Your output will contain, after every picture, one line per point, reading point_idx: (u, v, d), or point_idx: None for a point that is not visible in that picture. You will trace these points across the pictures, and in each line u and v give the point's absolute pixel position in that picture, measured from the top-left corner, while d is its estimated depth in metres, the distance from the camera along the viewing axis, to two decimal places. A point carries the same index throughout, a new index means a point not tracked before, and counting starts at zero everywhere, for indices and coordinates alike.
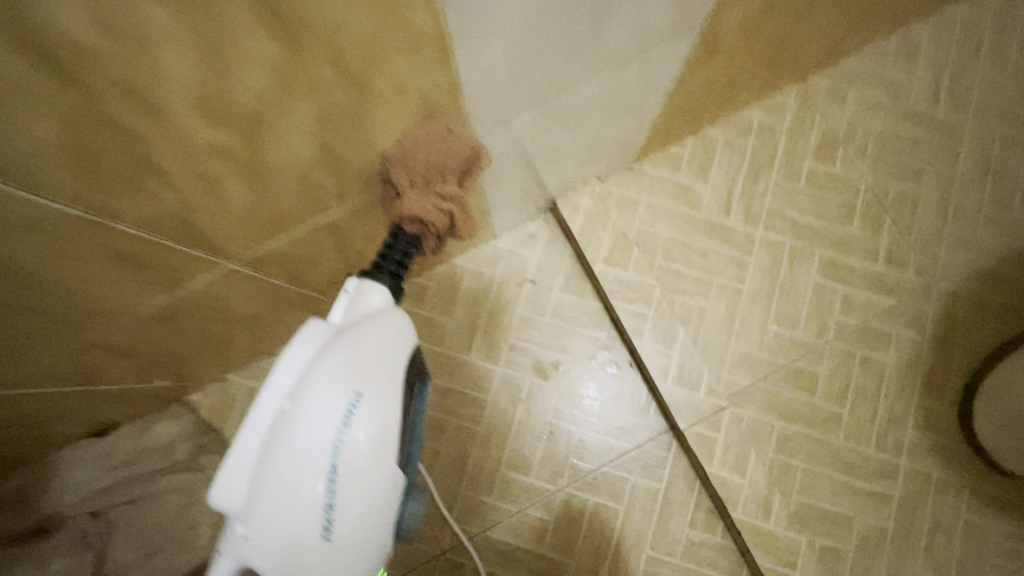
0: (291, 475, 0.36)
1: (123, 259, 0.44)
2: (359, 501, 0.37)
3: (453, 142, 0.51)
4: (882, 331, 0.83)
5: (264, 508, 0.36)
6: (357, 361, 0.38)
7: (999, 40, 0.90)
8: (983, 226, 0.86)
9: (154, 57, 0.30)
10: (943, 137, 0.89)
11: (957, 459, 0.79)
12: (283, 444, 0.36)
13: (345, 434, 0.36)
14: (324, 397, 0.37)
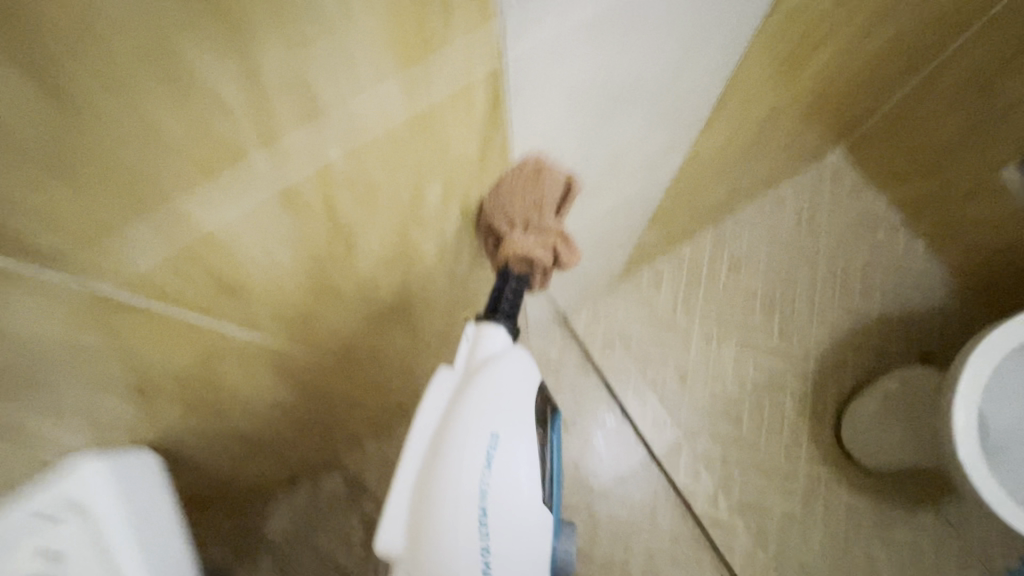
0: (452, 511, 0.46)
1: (359, 399, 0.88)
2: (509, 526, 0.48)
3: (548, 186, 0.52)
4: (780, 383, 1.30)
5: (432, 535, 0.46)
6: (493, 413, 0.49)
7: (834, 191, 1.43)
8: (838, 310, 1.35)
9: (389, 217, 0.44)
10: (808, 255, 1.39)
11: (836, 462, 1.25)
12: (444, 482, 0.46)
13: (491, 471, 0.47)
14: (472, 443, 0.47)
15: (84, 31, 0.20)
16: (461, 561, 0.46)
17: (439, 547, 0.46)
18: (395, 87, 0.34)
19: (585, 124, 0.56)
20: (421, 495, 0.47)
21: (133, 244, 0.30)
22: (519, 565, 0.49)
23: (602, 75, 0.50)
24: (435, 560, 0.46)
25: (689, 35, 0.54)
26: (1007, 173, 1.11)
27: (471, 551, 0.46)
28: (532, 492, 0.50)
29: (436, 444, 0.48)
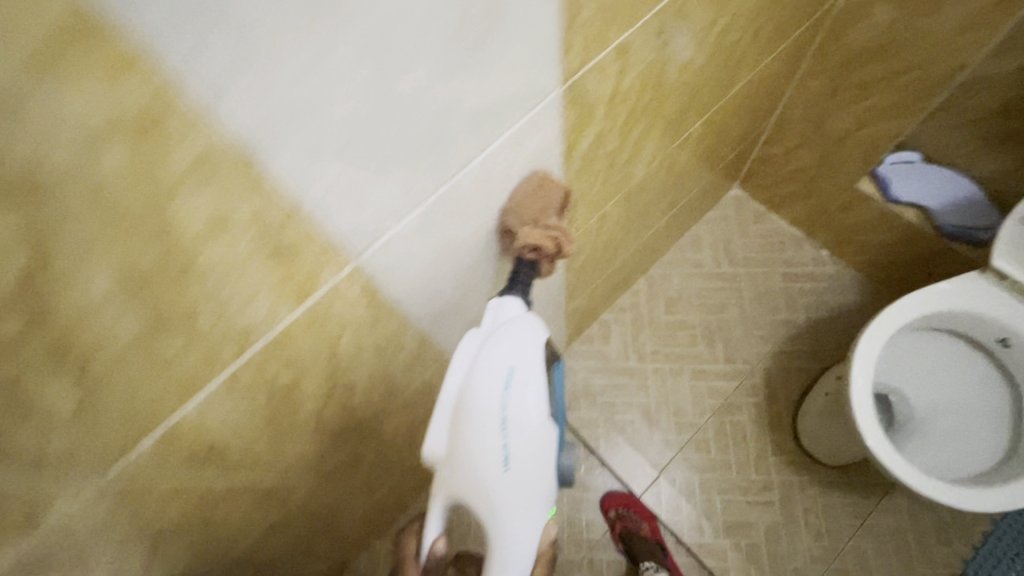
0: (477, 422, 0.57)
1: (364, 501, 1.00)
2: (523, 433, 0.57)
3: (553, 191, 0.61)
4: (735, 403, 1.42)
5: (465, 438, 0.57)
6: (507, 347, 0.58)
7: (742, 220, 1.60)
8: (771, 324, 1.49)
9: (330, 380, 0.60)
10: (732, 283, 1.55)
11: (804, 464, 1.34)
12: (471, 397, 0.57)
13: (508, 395, 0.56)
14: (490, 368, 0.57)
15: (81, 334, 0.36)
16: (485, 463, 0.56)
17: (470, 450, 0.57)
18: (294, 308, 0.48)
19: (483, 270, 0.69)
20: (458, 411, 0.58)
21: (139, 444, 0.46)
22: (533, 474, 0.58)
23: (476, 243, 0.63)
24: (466, 458, 0.57)
25: None
26: (863, 186, 1.30)
27: (491, 455, 0.56)
28: (540, 413, 0.58)
29: (467, 371, 0.59)
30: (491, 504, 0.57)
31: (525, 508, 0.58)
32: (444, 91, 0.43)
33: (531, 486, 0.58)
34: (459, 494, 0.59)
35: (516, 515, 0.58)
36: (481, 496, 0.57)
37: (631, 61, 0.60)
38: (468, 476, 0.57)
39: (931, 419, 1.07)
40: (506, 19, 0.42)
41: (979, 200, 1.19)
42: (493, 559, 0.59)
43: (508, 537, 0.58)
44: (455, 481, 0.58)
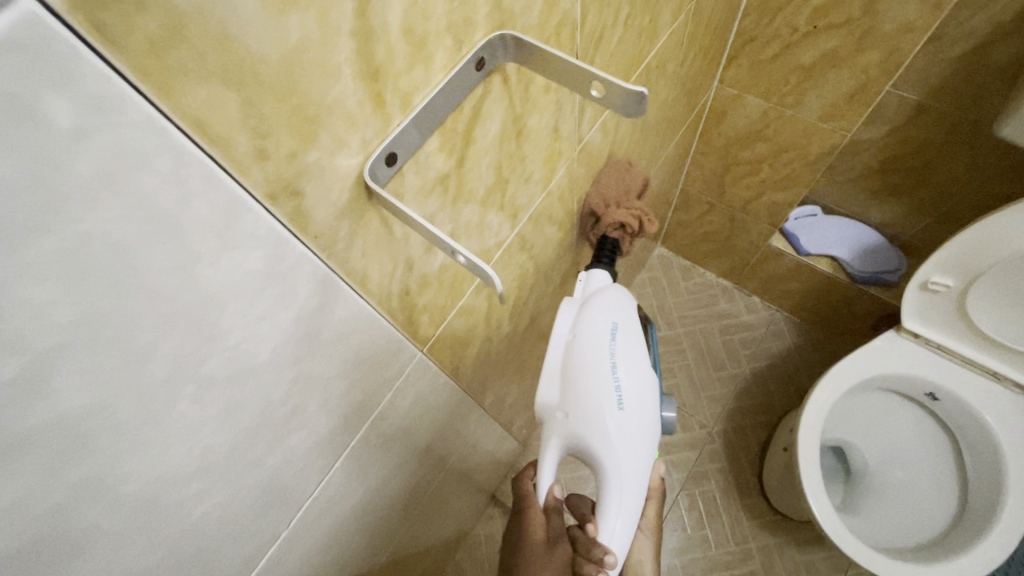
0: (588, 367, 0.51)
1: None
2: (635, 376, 0.52)
3: (631, 180, 0.67)
4: (700, 472, 1.40)
5: (578, 386, 0.51)
6: (605, 303, 0.55)
7: (671, 278, 1.61)
8: (719, 382, 1.49)
9: None
10: (674, 346, 1.54)
11: (778, 524, 1.33)
12: (581, 348, 0.52)
13: (616, 342, 0.52)
14: (595, 322, 0.53)
15: None
16: (598, 407, 0.50)
17: (582, 397, 0.51)
18: None
19: (385, 502, 0.62)
20: (567, 366, 0.52)
21: None
22: (646, 419, 0.52)
23: (372, 495, 0.56)
24: (581, 408, 0.51)
25: (442, 410, 0.62)
26: (774, 243, 1.32)
27: (607, 401, 0.50)
28: (645, 362, 0.53)
29: (573, 326, 0.54)
30: (608, 447, 0.51)
31: (641, 454, 0.52)
32: (255, 480, 0.35)
33: (645, 432, 0.52)
34: (574, 441, 0.53)
35: (633, 460, 0.52)
36: (599, 441, 0.51)
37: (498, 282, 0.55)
38: (584, 420, 0.51)
39: (884, 471, 1.10)
40: (314, 392, 0.36)
41: (879, 244, 1.23)
42: (611, 506, 0.53)
43: (629, 483, 0.52)
44: (570, 426, 0.52)
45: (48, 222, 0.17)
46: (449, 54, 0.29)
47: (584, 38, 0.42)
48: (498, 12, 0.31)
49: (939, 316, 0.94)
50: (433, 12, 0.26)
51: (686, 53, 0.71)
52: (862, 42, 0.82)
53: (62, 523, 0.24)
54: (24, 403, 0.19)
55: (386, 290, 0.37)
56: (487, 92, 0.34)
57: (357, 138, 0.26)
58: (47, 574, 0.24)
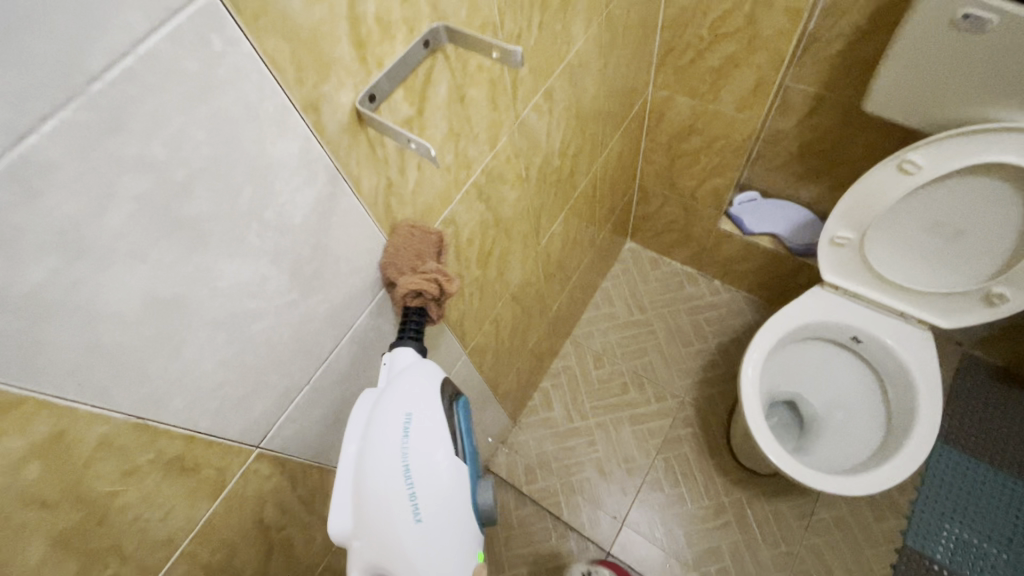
0: (381, 476, 0.53)
1: None
2: (431, 475, 0.54)
3: (422, 240, 0.61)
4: (675, 436, 1.54)
5: (372, 501, 0.53)
6: (400, 400, 0.57)
7: (642, 269, 1.79)
8: (688, 356, 1.64)
9: (272, 550, 0.65)
10: (647, 327, 1.70)
11: (748, 479, 1.46)
12: (373, 458, 0.54)
13: (407, 444, 0.54)
14: (386, 426, 0.55)
15: None
16: (393, 521, 0.52)
17: (377, 512, 0.53)
18: (212, 503, 0.53)
19: None
20: (360, 478, 0.55)
21: None
22: (448, 514, 0.54)
23: None
24: (379, 524, 0.53)
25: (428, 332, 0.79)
26: (723, 226, 1.50)
27: (403, 510, 0.52)
28: (445, 454, 0.56)
29: (365, 435, 0.56)
30: (410, 561, 0.52)
31: (447, 556, 0.54)
32: (292, 319, 0.52)
33: (449, 528, 0.54)
34: (375, 557, 0.54)
35: (439, 566, 0.53)
36: (399, 556, 0.52)
37: (462, 224, 0.74)
38: (382, 536, 0.53)
39: (829, 414, 1.24)
40: (329, 262, 0.53)
41: (811, 220, 1.42)
42: None
43: None
44: (368, 545, 0.54)
45: (209, 96, 0.35)
46: (406, 36, 0.48)
47: (505, 35, 0.61)
48: (436, 12, 0.50)
49: (848, 266, 1.11)
50: (394, 8, 0.46)
51: (608, 56, 0.92)
52: (751, 46, 1.01)
53: (192, 287, 0.41)
54: (184, 196, 0.37)
55: (376, 197, 0.55)
56: (434, 64, 0.53)
57: (351, 82, 0.45)
58: (179, 324, 0.41)
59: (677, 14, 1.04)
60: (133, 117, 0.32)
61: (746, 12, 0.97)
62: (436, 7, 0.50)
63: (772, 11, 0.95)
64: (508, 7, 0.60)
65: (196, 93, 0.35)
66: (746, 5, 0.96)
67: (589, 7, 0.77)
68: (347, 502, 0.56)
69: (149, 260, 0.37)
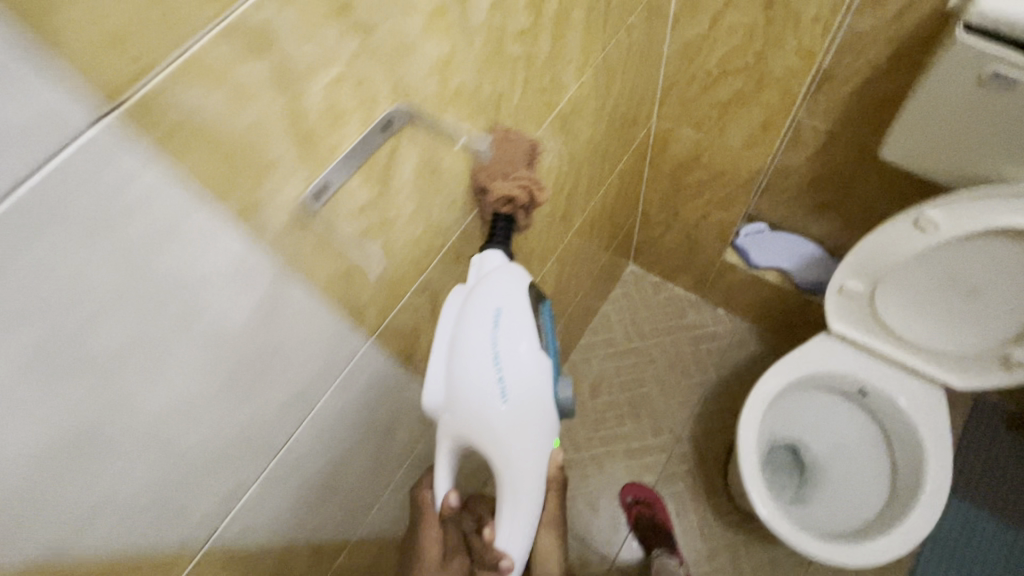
0: (473, 359, 0.59)
1: None
2: (517, 363, 0.59)
3: (515, 145, 0.60)
4: (671, 473, 1.49)
5: (463, 380, 0.59)
6: (491, 294, 0.61)
7: (642, 294, 1.73)
8: (687, 388, 1.59)
9: None
10: (645, 356, 1.64)
11: (744, 522, 1.42)
12: (465, 342, 0.60)
13: (496, 334, 0.59)
14: (477, 317, 0.60)
15: None
16: (481, 398, 0.58)
17: (466, 389, 0.59)
18: None
19: (358, 472, 0.74)
20: (454, 360, 0.60)
21: None
22: (531, 401, 0.60)
23: (341, 462, 0.68)
24: (468, 400, 0.59)
25: (400, 396, 0.75)
26: (728, 256, 1.44)
27: (490, 391, 0.58)
28: (529, 347, 0.60)
29: (459, 322, 0.61)
30: (495, 433, 0.59)
31: (525, 434, 0.60)
32: (236, 422, 0.48)
33: (531, 411, 0.60)
34: (463, 432, 0.61)
35: (518, 441, 0.60)
36: (485, 430, 0.59)
37: (439, 288, 0.69)
38: (471, 412, 0.59)
39: (829, 466, 1.20)
40: (280, 354, 0.49)
41: (821, 256, 1.35)
42: (505, 484, 0.61)
43: (518, 463, 0.60)
44: (459, 419, 0.61)
45: (112, 230, 0.31)
46: (361, 120, 0.43)
47: (483, 98, 0.56)
48: (398, 91, 0.45)
49: (856, 316, 1.05)
50: (345, 96, 0.40)
51: (604, 97, 0.85)
52: (761, 84, 0.94)
53: (109, 420, 0.37)
54: (90, 335, 0.33)
55: (332, 283, 0.50)
56: (398, 143, 0.48)
57: (296, 178, 0.40)
58: (96, 460, 0.37)
59: (682, 47, 0.96)
60: (9, 272, 0.27)
61: (755, 50, 0.90)
62: (397, 85, 0.44)
63: (783, 51, 0.87)
64: (484, 70, 0.54)
65: (93, 233, 0.30)
66: (755, 43, 0.88)
67: (582, 53, 0.71)
68: (439, 378, 0.62)
69: (51, 408, 0.33)
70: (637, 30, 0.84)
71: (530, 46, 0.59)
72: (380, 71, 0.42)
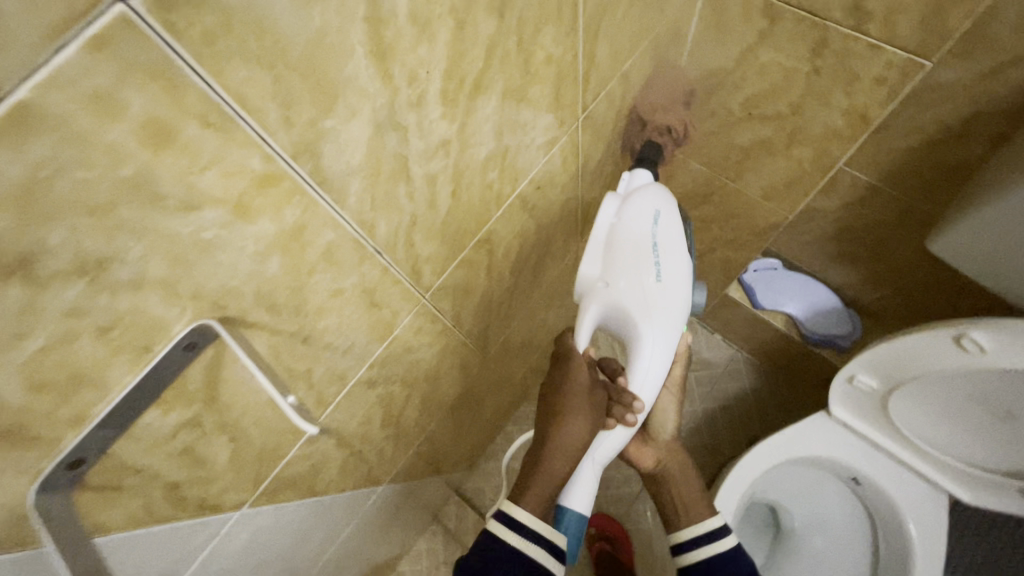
0: (632, 247, 0.55)
1: None
2: (673, 253, 0.56)
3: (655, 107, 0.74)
4: None
5: (621, 259, 0.55)
6: (651, 192, 0.58)
7: None
8: None
9: None
10: None
11: None
12: (623, 229, 0.56)
13: (658, 229, 0.56)
14: (637, 208, 0.56)
15: None
16: (639, 280, 0.54)
17: (624, 273, 0.55)
18: None
19: None
20: (612, 242, 0.57)
21: None
22: (680, 292, 0.56)
23: None
24: (623, 276, 0.55)
25: (304, 521, 0.63)
26: (731, 292, 1.25)
27: (647, 271, 0.54)
28: (682, 243, 0.57)
29: (618, 211, 0.57)
30: (648, 317, 0.55)
31: (672, 324, 0.55)
32: None
33: (680, 299, 0.56)
34: (611, 310, 0.56)
35: (666, 330, 0.55)
36: (636, 306, 0.54)
37: (344, 423, 0.55)
38: (625, 287, 0.55)
39: (806, 536, 1.10)
40: None
41: (837, 307, 1.17)
42: (641, 365, 0.56)
43: (661, 344, 0.55)
44: (610, 295, 0.56)
45: None
46: (135, 358, 0.28)
47: (381, 240, 0.39)
48: (202, 301, 0.29)
49: (864, 408, 0.91)
50: (79, 353, 0.25)
51: (588, 158, 0.65)
52: (794, 136, 0.74)
53: None
54: None
55: (148, 511, 0.37)
56: (224, 349, 0.32)
57: (11, 472, 0.26)
58: None
59: (700, 78, 0.75)
60: None
61: (793, 97, 0.69)
62: (195, 298, 0.28)
63: (827, 108, 0.68)
64: (377, 210, 0.37)
65: None
66: (794, 89, 0.68)
67: (553, 127, 0.52)
68: (591, 262, 0.57)
69: None
70: (639, 72, 0.63)
71: (460, 152, 0.41)
72: (149, 296, 0.26)
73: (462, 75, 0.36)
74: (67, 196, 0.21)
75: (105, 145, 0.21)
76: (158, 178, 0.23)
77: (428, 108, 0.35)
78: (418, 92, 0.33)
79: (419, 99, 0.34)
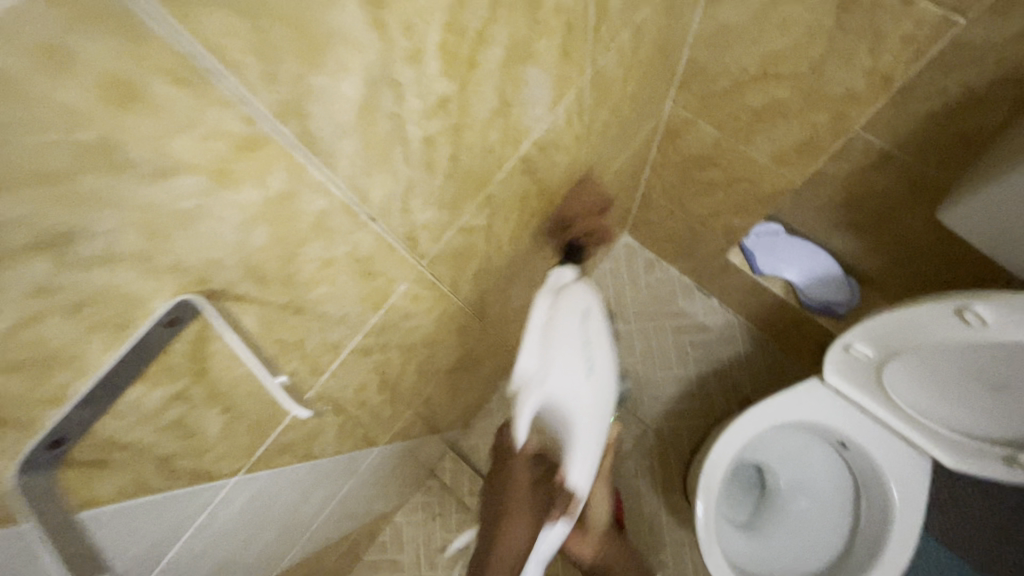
0: (569, 344, 0.49)
1: None
2: (601, 354, 0.52)
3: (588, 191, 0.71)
4: None
5: (557, 359, 0.48)
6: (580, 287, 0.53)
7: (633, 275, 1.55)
8: None
9: None
10: None
11: None
12: (561, 323, 0.49)
13: (588, 328, 0.51)
14: (570, 302, 0.51)
15: None
16: (574, 380, 0.49)
17: (563, 371, 0.48)
18: None
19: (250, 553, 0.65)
20: (547, 338, 0.49)
21: None
22: (608, 390, 0.52)
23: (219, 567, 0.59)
24: (561, 375, 0.48)
25: (302, 482, 0.64)
26: (732, 257, 1.23)
27: (582, 372, 0.49)
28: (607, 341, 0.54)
29: (553, 304, 0.51)
30: (582, 419, 0.50)
31: (601, 422, 0.52)
32: None
33: (607, 397, 0.52)
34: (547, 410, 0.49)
35: (596, 428, 0.51)
36: (572, 407, 0.49)
37: (339, 390, 0.54)
38: (562, 388, 0.48)
39: (792, 497, 1.13)
40: None
41: (836, 274, 1.16)
42: (575, 466, 0.50)
43: (592, 444, 0.51)
44: (546, 396, 0.48)
45: None
46: (113, 334, 0.26)
47: (375, 206, 0.37)
48: (183, 275, 0.27)
49: (857, 376, 0.92)
50: (51, 331, 0.23)
51: (593, 119, 0.62)
52: (811, 98, 0.71)
53: None
54: None
55: (141, 481, 0.36)
56: (210, 323, 0.31)
57: None
58: None
59: (716, 32, 0.71)
60: None
61: (812, 55, 0.65)
62: (176, 271, 0.27)
63: (849, 68, 0.64)
64: (371, 176, 0.34)
65: None
66: (814, 47, 0.64)
67: (559, 86, 0.49)
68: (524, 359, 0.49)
69: None
70: (653, 25, 0.59)
71: (461, 113, 0.39)
72: (122, 271, 0.24)
73: (464, 26, 0.33)
74: (18, 161, 0.19)
75: (59, 103, 0.19)
76: (124, 142, 0.21)
77: (426, 64, 0.32)
78: (416, 45, 0.30)
79: (417, 53, 0.31)
